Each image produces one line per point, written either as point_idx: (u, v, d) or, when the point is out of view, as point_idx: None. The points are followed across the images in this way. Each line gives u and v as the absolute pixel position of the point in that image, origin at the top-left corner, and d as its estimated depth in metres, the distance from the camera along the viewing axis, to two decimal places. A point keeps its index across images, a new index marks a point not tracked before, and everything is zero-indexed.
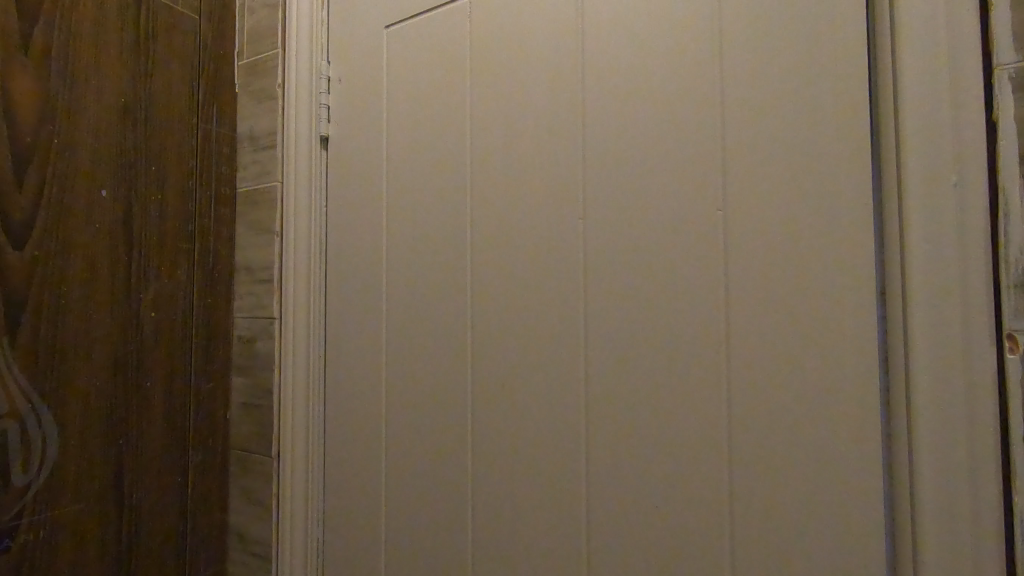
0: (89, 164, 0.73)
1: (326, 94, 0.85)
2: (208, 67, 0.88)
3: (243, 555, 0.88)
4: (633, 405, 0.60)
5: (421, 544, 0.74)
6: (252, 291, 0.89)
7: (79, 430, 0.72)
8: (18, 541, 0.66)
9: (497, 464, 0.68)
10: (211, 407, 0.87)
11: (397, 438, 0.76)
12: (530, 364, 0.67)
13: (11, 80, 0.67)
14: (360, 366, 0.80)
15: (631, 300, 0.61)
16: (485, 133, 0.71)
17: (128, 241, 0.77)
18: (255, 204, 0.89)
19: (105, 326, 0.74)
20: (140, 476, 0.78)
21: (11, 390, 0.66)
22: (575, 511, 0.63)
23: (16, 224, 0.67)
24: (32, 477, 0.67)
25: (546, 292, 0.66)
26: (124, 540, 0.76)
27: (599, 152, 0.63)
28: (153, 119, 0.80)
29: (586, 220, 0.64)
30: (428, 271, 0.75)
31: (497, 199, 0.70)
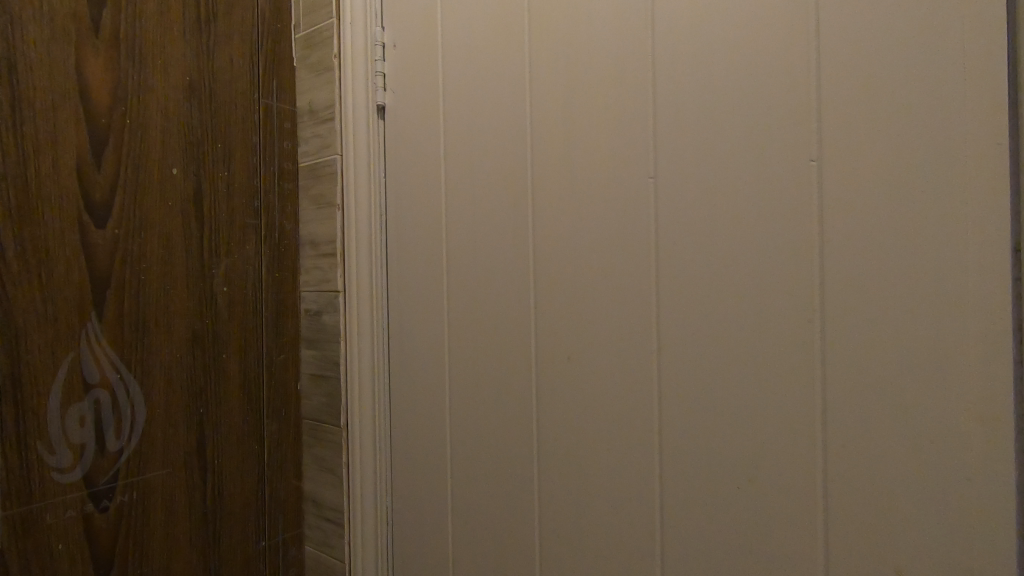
0: (161, 142, 0.75)
1: (382, 61, 0.83)
2: (267, 40, 0.88)
3: (318, 521, 0.91)
4: (711, 380, 0.56)
5: (488, 516, 0.73)
6: (317, 265, 0.90)
7: (164, 400, 0.76)
8: (116, 501, 0.71)
9: (563, 438, 0.66)
10: (284, 378, 0.90)
11: (461, 411, 0.75)
12: (597, 335, 0.63)
13: (86, 64, 0.69)
14: (424, 337, 0.80)
15: (709, 265, 0.56)
16: (546, 92, 0.67)
17: (198, 218, 0.79)
18: (317, 178, 0.89)
19: (182, 300, 0.77)
20: (221, 444, 0.82)
21: (102, 362, 0.70)
22: (647, 490, 0.60)
23: (96, 203, 0.70)
24: (124, 443, 0.72)
25: (614, 259, 0.62)
26: (210, 504, 0.80)
27: (672, 103, 0.58)
28: (217, 97, 0.81)
29: (657, 179, 0.59)
30: (489, 240, 0.72)
31: (559, 160, 0.66)
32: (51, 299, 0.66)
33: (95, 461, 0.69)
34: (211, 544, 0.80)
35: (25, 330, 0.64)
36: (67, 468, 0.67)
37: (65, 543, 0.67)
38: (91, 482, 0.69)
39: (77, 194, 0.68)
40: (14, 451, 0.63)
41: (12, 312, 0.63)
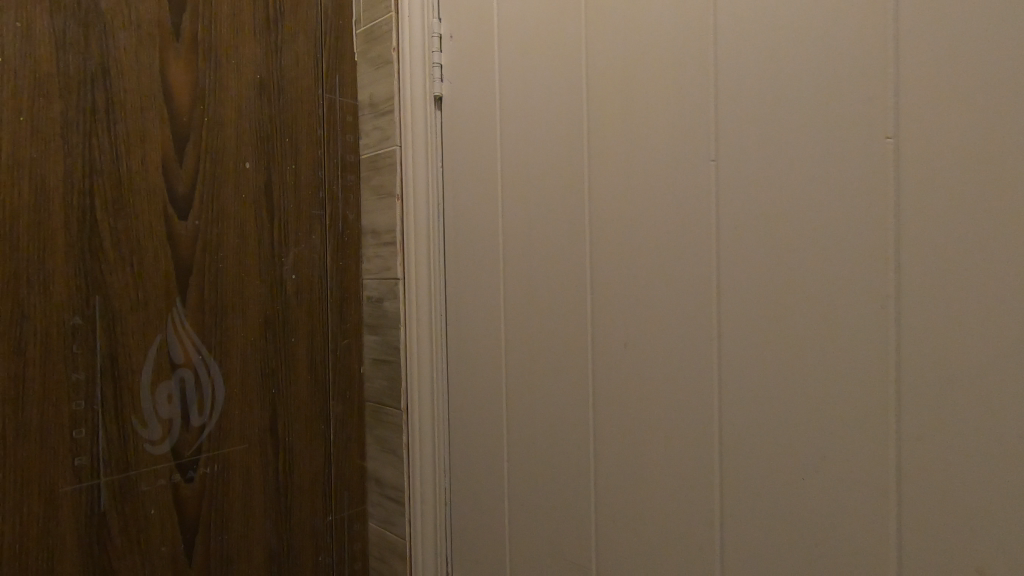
0: (235, 138, 0.80)
1: (439, 53, 0.85)
2: (330, 37, 0.91)
3: (380, 499, 0.94)
4: (775, 368, 0.54)
5: (544, 500, 0.74)
6: (378, 253, 0.93)
7: (241, 380, 0.81)
8: (200, 472, 0.77)
9: (619, 424, 0.66)
10: (348, 362, 0.94)
11: (518, 396, 0.77)
12: (655, 321, 0.62)
13: (169, 67, 0.74)
14: (481, 324, 0.81)
15: (774, 249, 0.54)
16: (602, 77, 0.66)
17: (269, 209, 0.83)
18: (378, 169, 0.92)
19: (256, 287, 0.82)
20: (292, 423, 0.86)
21: (186, 343, 0.76)
22: (707, 478, 0.59)
23: (180, 196, 0.75)
24: (206, 419, 0.77)
25: (672, 245, 0.61)
26: (282, 478, 0.85)
27: (734, 82, 0.56)
28: (286, 94, 0.85)
29: (719, 162, 0.57)
30: (546, 227, 0.72)
31: (616, 145, 0.65)
32: (141, 285, 0.72)
33: (181, 435, 0.75)
34: (283, 516, 0.86)
35: (120, 314, 0.70)
36: (157, 441, 0.73)
37: (158, 509, 0.73)
38: (179, 454, 0.75)
39: (162, 188, 0.73)
40: (113, 425, 0.69)
41: (109, 297, 0.69)
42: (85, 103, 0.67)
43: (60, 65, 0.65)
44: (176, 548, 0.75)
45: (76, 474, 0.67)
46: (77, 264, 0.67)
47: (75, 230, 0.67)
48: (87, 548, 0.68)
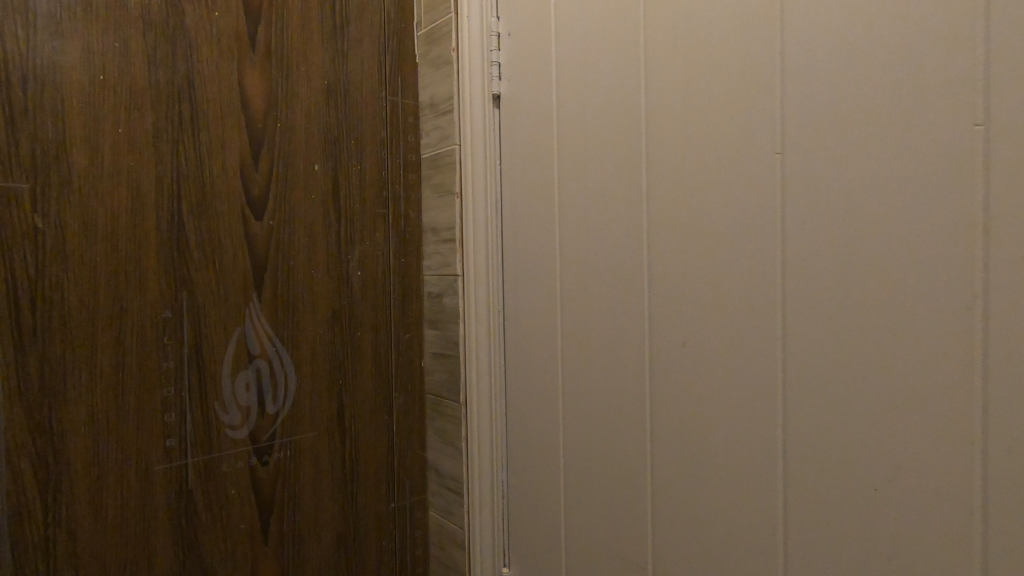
0: (305, 142, 0.84)
1: (497, 52, 0.86)
2: (393, 40, 0.94)
3: (440, 489, 0.97)
4: (844, 372, 0.51)
5: (600, 498, 0.74)
6: (438, 250, 0.95)
7: (311, 371, 0.86)
8: (274, 457, 0.82)
9: (677, 425, 0.65)
10: (410, 356, 0.97)
11: (575, 393, 0.77)
12: (715, 320, 0.60)
13: (247, 77, 0.79)
14: (538, 321, 0.82)
15: (845, 246, 0.51)
16: (662, 71, 0.65)
17: (336, 208, 0.88)
18: (438, 168, 0.94)
19: (324, 283, 0.87)
20: (357, 413, 0.91)
21: (261, 335, 0.81)
22: (770, 484, 0.57)
23: (256, 198, 0.80)
24: (280, 407, 0.82)
25: (735, 242, 0.59)
26: (348, 465, 0.90)
27: (802, 71, 0.53)
28: (351, 98, 0.89)
29: (784, 155, 0.54)
30: (603, 224, 0.72)
31: (675, 140, 0.64)
32: (223, 281, 0.77)
33: (258, 421, 0.81)
34: (350, 501, 0.90)
35: (204, 307, 0.76)
36: (237, 426, 0.79)
37: (237, 490, 0.79)
38: (256, 439, 0.80)
39: (241, 190, 0.79)
40: (198, 410, 0.75)
41: (194, 292, 0.75)
42: (172, 113, 0.73)
43: (151, 79, 0.71)
44: (253, 526, 0.80)
45: (167, 454, 0.73)
46: (168, 262, 0.73)
47: (166, 230, 0.73)
48: (177, 522, 0.74)
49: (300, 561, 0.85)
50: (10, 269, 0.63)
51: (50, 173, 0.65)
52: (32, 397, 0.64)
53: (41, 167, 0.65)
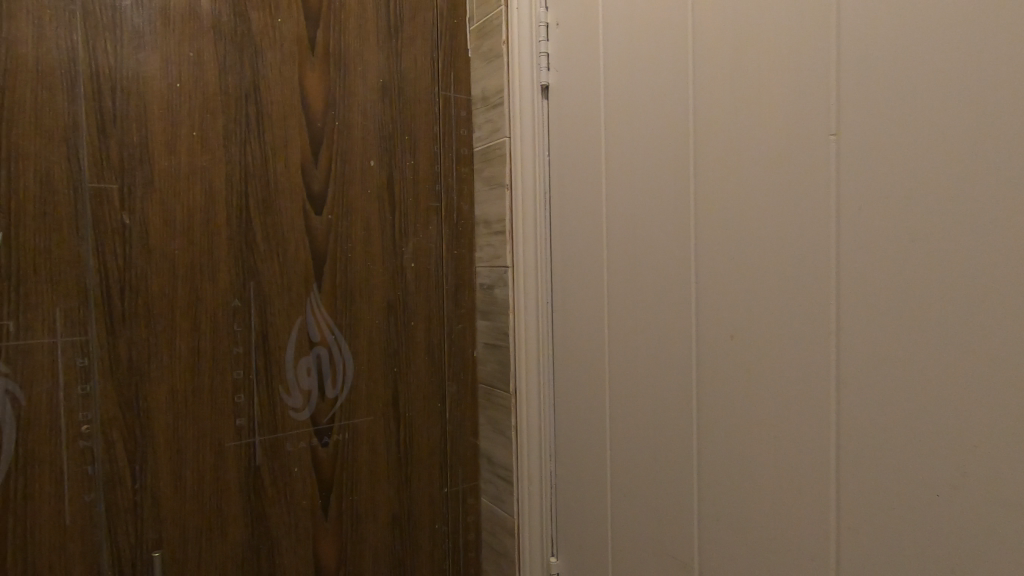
0: (361, 138, 0.88)
1: (545, 42, 0.86)
2: (445, 36, 0.96)
3: (490, 477, 0.99)
4: (902, 368, 0.47)
5: (646, 491, 0.73)
6: (490, 242, 0.97)
7: (366, 359, 0.90)
8: (334, 438, 0.87)
9: (723, 421, 0.62)
10: (462, 345, 0.99)
11: (621, 385, 0.76)
12: (764, 312, 0.58)
13: (307, 78, 0.83)
14: (586, 312, 0.81)
15: (906, 234, 0.47)
16: (709, 52, 0.62)
17: (391, 203, 0.91)
18: (489, 160, 0.96)
19: (380, 274, 0.90)
20: (410, 400, 0.94)
21: (322, 323, 0.85)
22: (821, 486, 0.53)
23: (316, 193, 0.85)
24: (338, 392, 0.87)
25: (785, 230, 0.55)
26: (402, 449, 0.93)
27: (859, 44, 0.49)
28: (405, 95, 0.92)
29: (840, 136, 0.51)
30: (650, 214, 0.70)
31: (723, 125, 0.61)
32: (286, 272, 0.82)
33: (318, 404, 0.85)
34: (404, 483, 0.94)
35: (270, 297, 0.81)
36: (299, 408, 0.84)
37: (300, 467, 0.84)
38: (316, 421, 0.85)
39: (302, 187, 0.83)
40: (265, 391, 0.81)
41: (261, 282, 0.80)
42: (240, 115, 0.78)
43: (221, 84, 0.77)
44: (315, 502, 0.86)
45: (237, 432, 0.79)
46: (237, 254, 0.79)
47: (235, 225, 0.78)
48: (246, 495, 0.80)
49: (358, 538, 0.90)
50: (103, 261, 0.70)
51: (134, 173, 0.72)
52: (121, 376, 0.71)
53: (129, 167, 0.71)
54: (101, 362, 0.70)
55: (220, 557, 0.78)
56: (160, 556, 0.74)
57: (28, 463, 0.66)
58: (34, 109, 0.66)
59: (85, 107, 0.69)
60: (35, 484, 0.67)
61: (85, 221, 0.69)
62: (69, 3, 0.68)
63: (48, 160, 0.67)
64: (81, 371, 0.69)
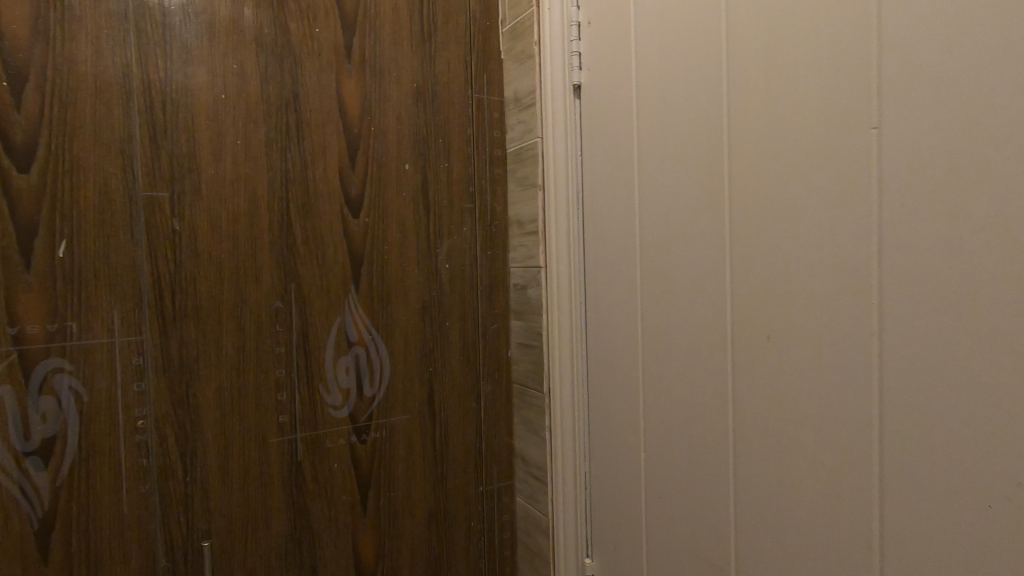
0: (397, 142, 0.90)
1: (577, 41, 0.85)
2: (478, 39, 0.97)
3: (525, 476, 0.99)
4: (948, 372, 0.45)
5: (680, 494, 0.72)
6: (523, 243, 0.97)
7: (402, 359, 0.91)
8: (372, 436, 0.89)
9: (759, 424, 0.61)
10: (497, 345, 1.00)
11: (654, 386, 0.75)
12: (802, 313, 0.56)
13: (344, 85, 0.86)
14: (619, 313, 0.81)
15: (952, 231, 0.44)
16: (744, 46, 0.60)
17: (426, 205, 0.93)
18: (522, 161, 0.96)
19: (415, 275, 0.92)
20: (446, 399, 0.95)
21: (359, 324, 0.88)
22: (863, 493, 0.51)
23: (353, 197, 0.87)
24: (376, 390, 0.89)
25: (824, 229, 0.53)
26: (438, 447, 0.95)
27: (901, 34, 0.47)
28: (438, 99, 0.93)
29: (882, 129, 0.49)
30: (684, 213, 0.69)
31: (758, 120, 0.59)
32: (325, 275, 0.85)
33: (357, 403, 0.88)
34: (440, 481, 0.95)
35: (309, 298, 0.84)
36: (338, 406, 0.86)
37: (339, 464, 0.87)
38: (355, 419, 0.88)
39: (340, 191, 0.86)
40: (306, 389, 0.84)
41: (302, 284, 0.83)
42: (281, 123, 0.81)
43: (263, 94, 0.80)
44: (354, 498, 0.88)
45: (280, 429, 0.82)
46: (278, 257, 0.82)
47: (277, 230, 0.81)
48: (289, 489, 0.83)
49: (396, 534, 0.92)
50: (155, 265, 0.74)
51: (183, 182, 0.75)
52: (173, 374, 0.75)
53: (179, 176, 0.75)
54: (154, 360, 0.74)
55: (264, 548, 0.81)
56: (209, 545, 0.78)
57: (90, 455, 0.71)
58: (93, 124, 0.70)
59: (139, 120, 0.73)
60: (96, 475, 0.71)
61: (139, 228, 0.73)
62: (124, 22, 0.71)
63: (105, 171, 0.71)
64: (137, 369, 0.73)
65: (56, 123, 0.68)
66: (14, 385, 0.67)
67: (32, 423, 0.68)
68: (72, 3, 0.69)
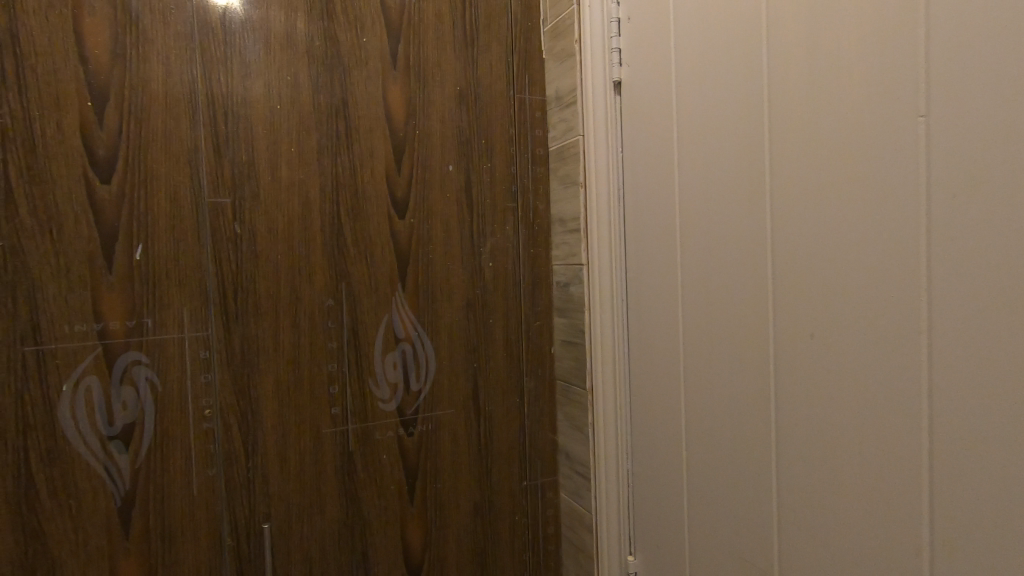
0: (440, 144, 0.92)
1: (617, 37, 0.85)
2: (520, 40, 0.98)
3: (569, 472, 1.00)
4: (1001, 372, 0.43)
5: (723, 494, 0.71)
6: (565, 241, 0.98)
7: (448, 355, 0.94)
8: (419, 428, 0.92)
9: (803, 424, 0.59)
10: (540, 342, 1.01)
11: (696, 384, 0.74)
12: (847, 310, 0.54)
13: (390, 91, 0.89)
14: (661, 309, 0.80)
15: (1005, 223, 0.42)
16: (785, 35, 0.59)
17: (469, 205, 0.95)
18: (564, 159, 0.97)
19: (459, 274, 0.95)
20: (490, 394, 0.97)
21: (406, 321, 0.91)
22: (911, 497, 0.49)
23: (399, 199, 0.90)
24: (422, 384, 0.93)
25: (870, 223, 0.51)
26: (483, 441, 0.97)
27: (949, 16, 0.45)
28: (480, 100, 0.95)
29: (930, 117, 0.46)
30: (724, 208, 0.68)
31: (801, 111, 0.57)
32: (373, 274, 0.89)
33: (404, 396, 0.91)
34: (484, 474, 0.97)
35: (359, 296, 0.88)
36: (387, 399, 0.90)
37: (388, 454, 0.90)
38: (402, 412, 0.91)
39: (387, 193, 0.89)
40: (356, 383, 0.88)
41: (352, 283, 0.87)
42: (331, 130, 0.86)
43: (315, 103, 0.84)
44: (402, 487, 0.92)
45: (333, 420, 0.87)
46: (330, 257, 0.86)
47: (329, 232, 0.86)
48: (341, 477, 0.87)
49: (442, 524, 0.95)
50: (219, 265, 0.80)
51: (243, 187, 0.81)
52: (236, 367, 0.81)
53: (239, 183, 0.80)
54: (219, 354, 0.80)
55: (319, 532, 0.86)
56: (269, 526, 0.83)
57: (164, 440, 0.77)
58: (164, 137, 0.77)
59: (204, 132, 0.79)
60: (170, 459, 0.78)
61: (205, 232, 0.79)
62: (190, 42, 0.77)
63: (175, 180, 0.77)
64: (204, 362, 0.79)
65: (132, 137, 0.75)
66: (99, 375, 0.74)
67: (114, 410, 0.75)
68: (145, 27, 0.75)
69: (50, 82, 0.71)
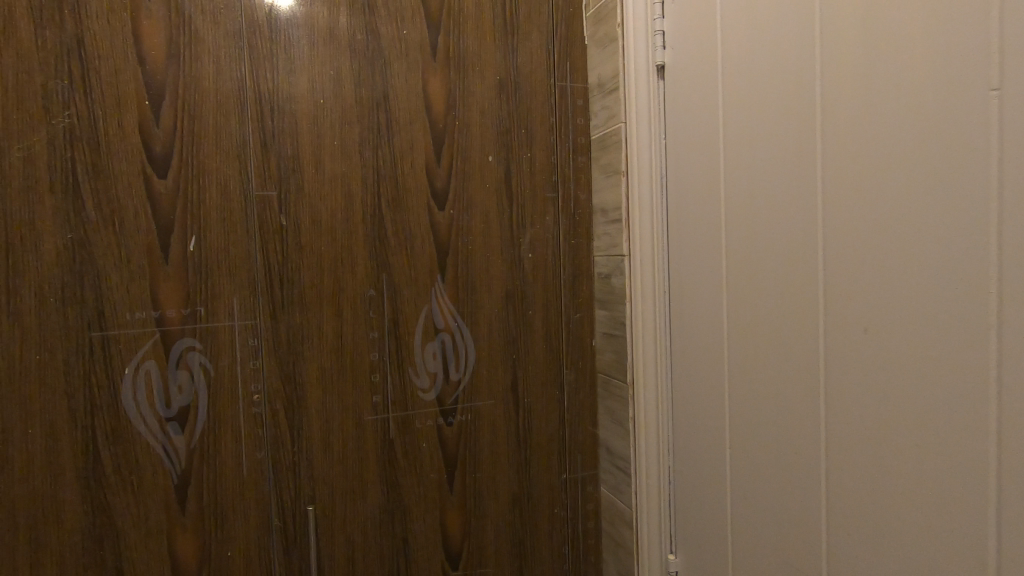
0: (480, 135, 0.92)
1: (661, 20, 0.82)
2: (561, 26, 0.96)
3: (610, 467, 0.98)
4: None
5: (768, 494, 0.68)
6: (606, 231, 0.96)
7: (487, 346, 0.94)
8: (459, 418, 0.93)
9: (855, 424, 0.56)
10: (581, 334, 1.00)
11: (741, 379, 0.71)
12: (904, 303, 0.50)
13: (430, 83, 0.89)
14: (704, 302, 0.77)
15: None
16: (839, 9, 0.55)
17: (508, 196, 0.94)
18: (605, 148, 0.94)
19: (499, 265, 0.94)
20: (529, 387, 0.97)
21: (446, 311, 0.92)
22: (976, 506, 0.45)
23: (439, 190, 0.91)
24: (461, 375, 0.93)
25: (932, 209, 0.47)
26: (522, 433, 0.97)
27: None
28: (520, 90, 0.94)
29: (1003, 91, 0.42)
30: (772, 196, 0.64)
31: (856, 90, 0.54)
32: (413, 265, 0.90)
33: (444, 386, 0.92)
34: (523, 466, 0.97)
35: (399, 286, 0.89)
36: (426, 389, 0.91)
37: (428, 443, 0.92)
38: (442, 402, 0.92)
39: (427, 185, 0.90)
40: (397, 372, 0.89)
41: (392, 273, 0.89)
42: (372, 123, 0.87)
43: (357, 97, 0.86)
44: (441, 475, 0.93)
45: (374, 408, 0.88)
46: (372, 249, 0.88)
47: (370, 223, 0.87)
48: (382, 463, 0.89)
49: (481, 513, 0.95)
50: (267, 256, 0.83)
51: (289, 181, 0.83)
52: (282, 354, 0.84)
53: (285, 176, 0.83)
54: (267, 342, 0.83)
55: (362, 516, 0.89)
56: (314, 509, 0.86)
57: (216, 423, 0.81)
58: (215, 133, 0.80)
59: (252, 128, 0.81)
60: (222, 441, 0.82)
61: (253, 224, 0.82)
62: (239, 41, 0.80)
63: (225, 174, 0.80)
64: (252, 349, 0.83)
65: (186, 135, 0.78)
66: (157, 360, 0.79)
67: (171, 393, 0.79)
68: (198, 28, 0.78)
69: (113, 83, 0.75)
